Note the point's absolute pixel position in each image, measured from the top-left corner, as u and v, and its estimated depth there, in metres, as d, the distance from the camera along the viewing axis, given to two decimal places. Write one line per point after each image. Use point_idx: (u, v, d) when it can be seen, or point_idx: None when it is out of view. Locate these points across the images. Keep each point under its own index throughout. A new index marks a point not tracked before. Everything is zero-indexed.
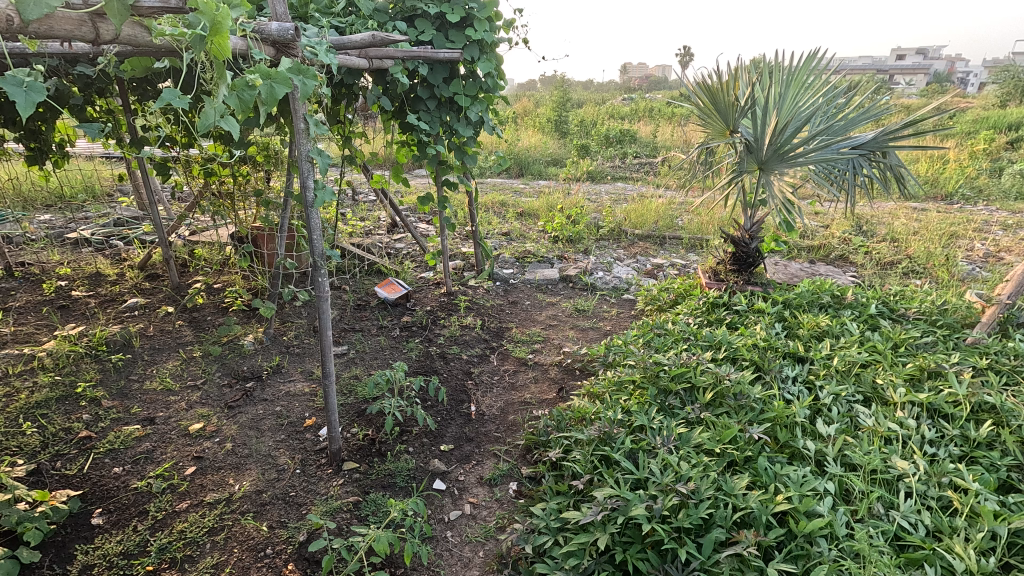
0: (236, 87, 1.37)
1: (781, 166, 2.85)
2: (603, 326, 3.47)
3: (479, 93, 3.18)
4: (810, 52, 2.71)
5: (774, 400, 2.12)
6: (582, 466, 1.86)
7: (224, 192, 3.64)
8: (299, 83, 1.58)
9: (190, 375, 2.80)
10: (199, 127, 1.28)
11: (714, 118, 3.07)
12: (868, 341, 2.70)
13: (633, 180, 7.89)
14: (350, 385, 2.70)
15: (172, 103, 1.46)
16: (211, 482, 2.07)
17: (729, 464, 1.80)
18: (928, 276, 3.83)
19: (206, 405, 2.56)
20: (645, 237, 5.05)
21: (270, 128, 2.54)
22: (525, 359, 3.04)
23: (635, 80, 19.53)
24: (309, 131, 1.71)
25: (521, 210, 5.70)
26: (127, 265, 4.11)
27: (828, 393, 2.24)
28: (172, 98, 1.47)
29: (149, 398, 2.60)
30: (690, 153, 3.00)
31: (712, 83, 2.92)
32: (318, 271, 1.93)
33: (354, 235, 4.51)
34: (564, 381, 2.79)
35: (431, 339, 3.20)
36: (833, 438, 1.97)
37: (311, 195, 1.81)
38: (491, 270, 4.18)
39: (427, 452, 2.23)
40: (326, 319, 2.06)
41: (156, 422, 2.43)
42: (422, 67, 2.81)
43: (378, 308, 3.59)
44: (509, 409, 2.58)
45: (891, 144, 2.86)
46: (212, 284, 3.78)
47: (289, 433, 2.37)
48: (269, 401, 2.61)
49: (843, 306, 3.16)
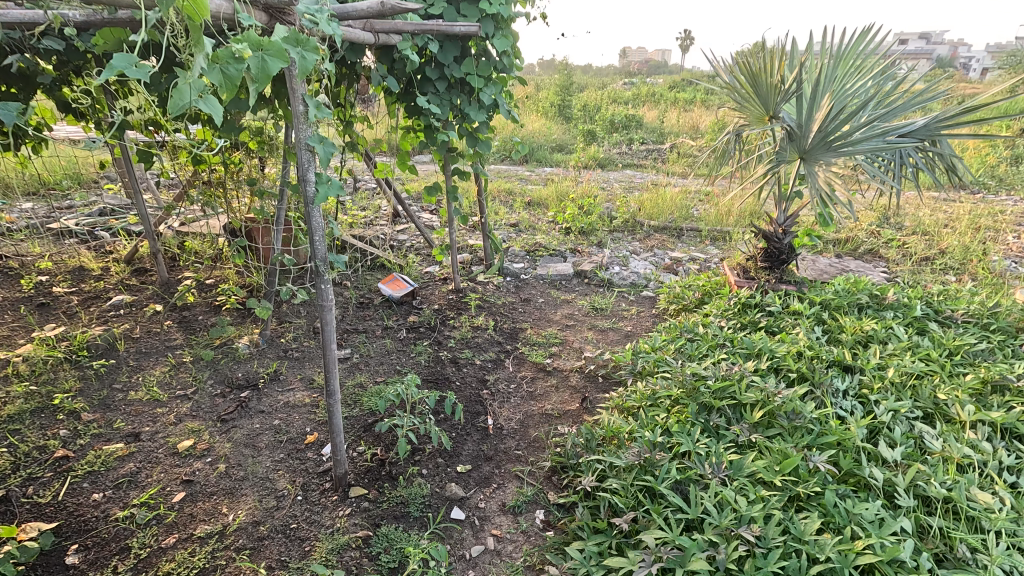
0: (219, 59, 1.10)
1: (826, 156, 2.57)
2: (623, 326, 3.25)
3: (493, 73, 2.91)
4: (864, 30, 2.44)
5: (831, 420, 1.91)
6: (623, 499, 1.66)
7: (215, 180, 3.39)
8: (297, 56, 1.29)
9: (180, 384, 2.57)
10: (171, 108, 1.02)
11: (751, 101, 2.76)
12: (918, 348, 2.50)
13: (642, 167, 7.62)
14: (355, 395, 2.48)
15: (126, 73, 1.18)
16: (202, 511, 1.85)
17: (791, 499, 1.60)
18: (966, 273, 3.61)
19: (197, 419, 2.33)
20: (661, 229, 4.80)
21: (264, 111, 2.28)
22: (543, 364, 2.81)
23: (636, 62, 19.03)
24: (308, 114, 1.43)
25: (529, 199, 5.44)
26: (113, 258, 3.85)
27: (885, 409, 2.03)
28: (124, 67, 1.18)
29: (134, 410, 2.37)
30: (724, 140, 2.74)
31: (755, 63, 2.59)
32: (319, 275, 1.65)
33: (355, 227, 4.26)
34: (588, 390, 2.57)
35: (441, 341, 2.97)
36: (902, 465, 1.76)
37: (312, 189, 1.54)
38: (500, 265, 3.94)
39: (443, 474, 2.01)
40: (329, 332, 1.72)
41: (141, 439, 2.20)
42: (433, 44, 2.51)
43: (382, 306, 3.36)
44: (530, 423, 2.36)
45: (943, 132, 2.62)
46: (203, 280, 3.53)
47: (289, 451, 2.14)
48: (267, 414, 2.39)
49: (884, 307, 2.94)
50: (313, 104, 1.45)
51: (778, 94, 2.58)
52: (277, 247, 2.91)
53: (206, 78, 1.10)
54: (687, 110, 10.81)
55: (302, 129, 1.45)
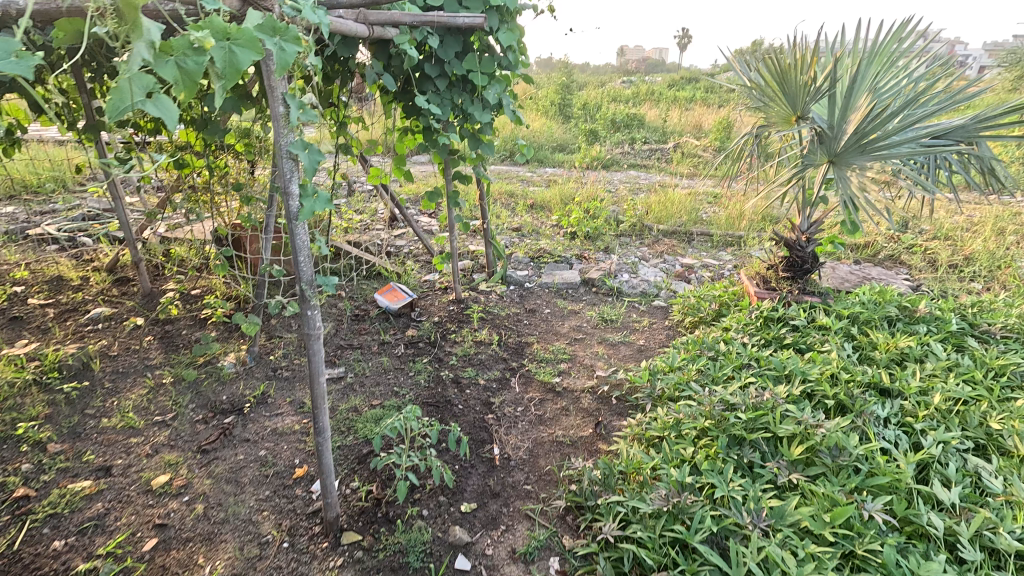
0: (172, 50, 0.89)
1: (859, 160, 2.36)
2: (635, 340, 3.06)
3: (496, 71, 2.70)
4: (902, 22, 2.24)
5: (878, 455, 1.71)
6: (652, 554, 1.47)
7: (201, 185, 3.18)
8: (274, 47, 1.07)
9: (158, 409, 2.37)
10: (106, 112, 0.81)
11: (778, 101, 2.54)
12: (959, 367, 2.31)
13: (646, 168, 7.43)
14: (349, 422, 2.29)
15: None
16: (175, 562, 1.65)
17: (844, 556, 1.41)
18: (995, 281, 3.43)
19: (175, 450, 2.13)
20: (670, 233, 4.61)
21: (247, 112, 2.07)
22: (552, 384, 2.61)
23: (635, 60, 18.82)
24: (290, 117, 1.23)
25: (531, 201, 5.25)
26: (93, 267, 3.63)
27: (933, 440, 1.84)
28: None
29: (107, 440, 2.17)
30: (746, 141, 2.55)
31: (784, 58, 2.39)
32: (306, 302, 1.43)
33: (351, 232, 4.06)
34: (602, 414, 2.38)
35: (442, 358, 2.77)
36: (962, 510, 1.56)
37: (296, 204, 1.32)
38: (504, 272, 3.74)
39: (446, 515, 1.81)
40: (316, 365, 1.51)
41: (112, 474, 2.00)
42: (433, 39, 2.30)
43: (379, 319, 3.16)
44: (540, 452, 2.17)
45: (984, 134, 2.41)
46: (188, 291, 3.32)
47: (276, 488, 1.94)
48: (253, 443, 2.19)
49: (916, 321, 2.75)
50: (296, 106, 1.24)
51: (809, 92, 2.37)
52: (266, 258, 2.70)
53: (157, 73, 0.89)
54: (688, 109, 10.63)
55: (284, 135, 1.25)
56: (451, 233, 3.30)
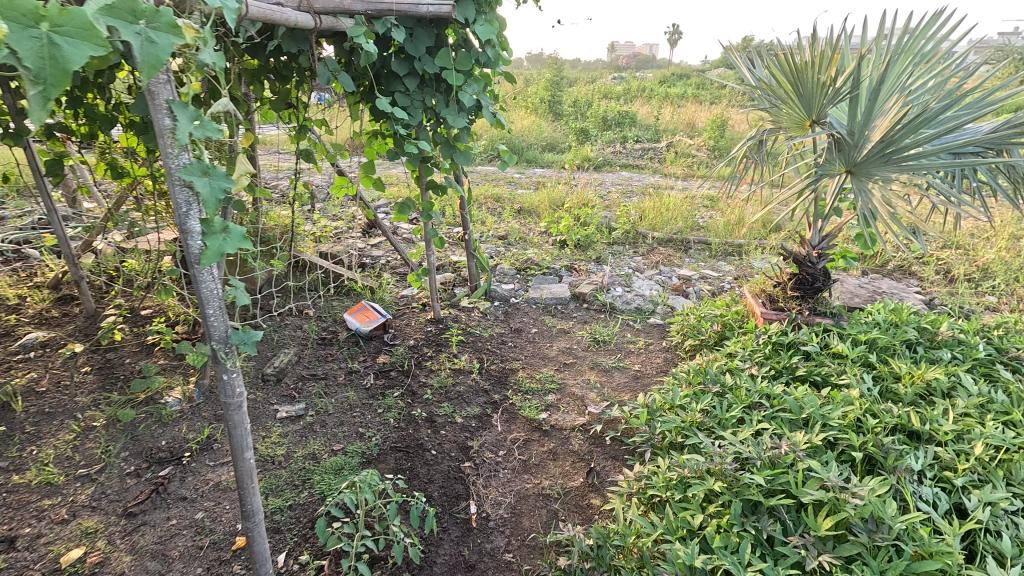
0: None
1: (883, 170, 2.08)
2: (630, 365, 2.79)
3: (474, 69, 2.39)
4: (933, 12, 1.96)
5: (921, 528, 1.45)
6: None
7: (147, 194, 2.85)
8: (133, 42, 0.80)
9: (84, 459, 2.05)
10: None
11: (790, 103, 2.24)
12: (993, 403, 2.07)
13: (639, 168, 7.16)
14: (305, 474, 2.00)
15: None
16: None
17: None
18: (1015, 297, 3.20)
19: (97, 513, 1.82)
20: (666, 241, 4.34)
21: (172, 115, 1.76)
22: (538, 421, 2.32)
23: (626, 55, 18.54)
24: (178, 132, 0.92)
25: (519, 206, 4.96)
26: (33, 284, 3.27)
27: (979, 502, 1.58)
28: None
29: (17, 501, 1.85)
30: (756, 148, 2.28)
31: (799, 55, 2.09)
32: (219, 365, 1.13)
33: (322, 242, 3.74)
34: (594, 459, 2.10)
35: (416, 392, 2.47)
36: None
37: (199, 244, 1.03)
38: (487, 287, 3.46)
39: None
40: (239, 440, 1.21)
41: (15, 548, 1.68)
42: (398, 31, 1.98)
43: (348, 343, 2.86)
44: (524, 508, 1.89)
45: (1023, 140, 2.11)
46: (137, 312, 2.99)
47: (210, 564, 1.64)
48: (190, 501, 1.88)
49: (938, 346, 2.51)
50: (186, 119, 0.95)
51: (828, 93, 2.07)
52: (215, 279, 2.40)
53: None
54: (680, 105, 10.37)
55: (172, 157, 0.95)
56: (427, 246, 2.99)
